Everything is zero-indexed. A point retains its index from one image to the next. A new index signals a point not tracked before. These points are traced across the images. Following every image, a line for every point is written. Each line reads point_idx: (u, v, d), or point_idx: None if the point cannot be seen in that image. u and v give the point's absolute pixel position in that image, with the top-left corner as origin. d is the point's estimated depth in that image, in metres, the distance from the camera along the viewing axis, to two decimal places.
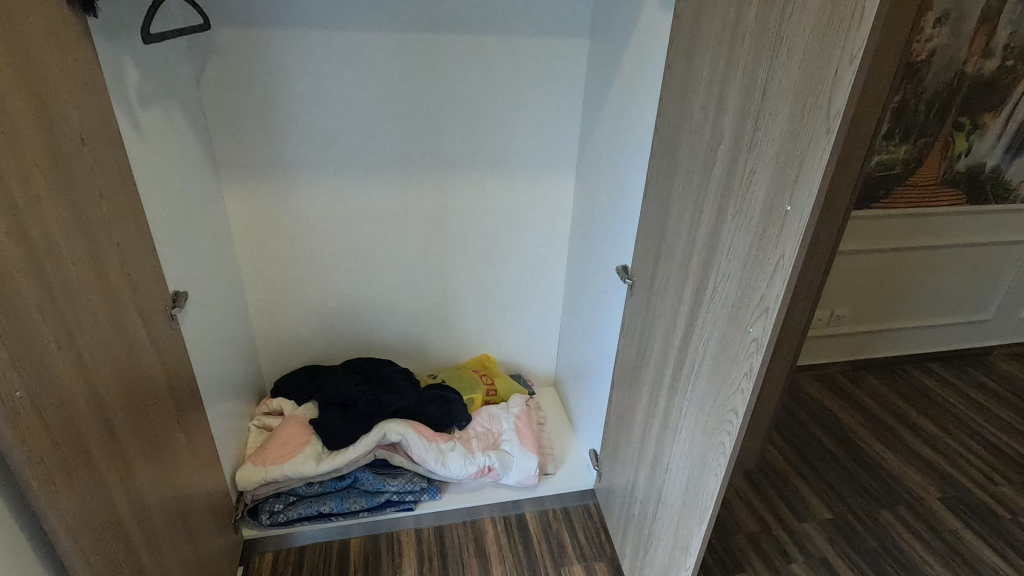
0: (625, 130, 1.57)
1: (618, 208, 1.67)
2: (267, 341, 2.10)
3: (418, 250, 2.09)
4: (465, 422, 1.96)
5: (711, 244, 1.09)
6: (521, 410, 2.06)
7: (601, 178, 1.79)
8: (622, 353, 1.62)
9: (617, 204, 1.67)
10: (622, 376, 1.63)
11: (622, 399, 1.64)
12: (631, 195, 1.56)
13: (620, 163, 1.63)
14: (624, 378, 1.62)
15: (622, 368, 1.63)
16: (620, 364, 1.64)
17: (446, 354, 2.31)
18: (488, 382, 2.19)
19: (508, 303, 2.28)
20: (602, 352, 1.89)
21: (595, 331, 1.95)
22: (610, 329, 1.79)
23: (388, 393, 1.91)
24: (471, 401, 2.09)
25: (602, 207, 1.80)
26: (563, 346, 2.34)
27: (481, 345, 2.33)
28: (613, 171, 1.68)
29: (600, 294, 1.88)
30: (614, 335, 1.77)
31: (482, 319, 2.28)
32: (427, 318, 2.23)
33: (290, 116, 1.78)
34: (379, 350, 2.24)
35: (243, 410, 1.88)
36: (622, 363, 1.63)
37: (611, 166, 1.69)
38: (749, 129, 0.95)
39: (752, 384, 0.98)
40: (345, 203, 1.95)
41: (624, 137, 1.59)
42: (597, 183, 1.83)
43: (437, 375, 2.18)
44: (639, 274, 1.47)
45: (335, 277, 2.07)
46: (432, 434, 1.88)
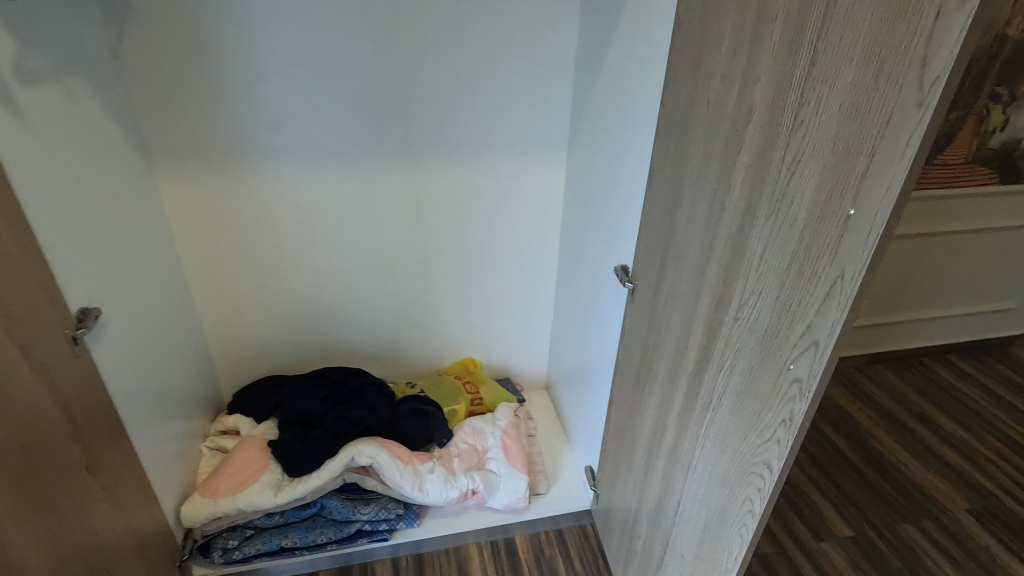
0: (624, 105, 1.33)
1: (615, 196, 1.44)
2: (224, 349, 1.88)
3: (391, 245, 1.86)
4: (446, 439, 1.75)
5: (736, 252, 0.86)
6: (509, 423, 1.84)
7: (596, 163, 1.56)
8: (622, 367, 1.40)
9: (615, 192, 1.44)
10: (622, 393, 1.42)
11: (622, 417, 1.43)
12: (633, 183, 1.32)
13: (618, 145, 1.39)
14: (623, 394, 1.41)
15: (621, 383, 1.42)
16: (619, 378, 1.43)
17: (427, 358, 2.09)
18: (473, 390, 1.98)
19: (494, 301, 2.06)
20: (600, 360, 1.67)
21: (592, 335, 1.73)
22: (609, 336, 1.57)
23: (359, 409, 1.70)
24: (453, 413, 1.87)
25: (598, 196, 1.57)
26: (556, 348, 2.12)
27: (464, 347, 2.11)
28: (610, 155, 1.45)
29: (597, 295, 1.66)
30: (613, 342, 1.55)
31: (466, 320, 2.07)
32: (404, 320, 2.01)
33: (233, 93, 1.53)
34: (351, 357, 2.02)
35: (193, 430, 1.67)
36: (621, 377, 1.41)
37: (608, 148, 1.45)
38: (790, 105, 0.72)
39: (792, 435, 0.76)
40: (304, 194, 1.71)
41: (622, 114, 1.35)
42: (592, 167, 1.59)
43: (415, 382, 1.96)
44: (642, 278, 1.24)
45: (298, 276, 1.84)
46: (408, 455, 1.66)
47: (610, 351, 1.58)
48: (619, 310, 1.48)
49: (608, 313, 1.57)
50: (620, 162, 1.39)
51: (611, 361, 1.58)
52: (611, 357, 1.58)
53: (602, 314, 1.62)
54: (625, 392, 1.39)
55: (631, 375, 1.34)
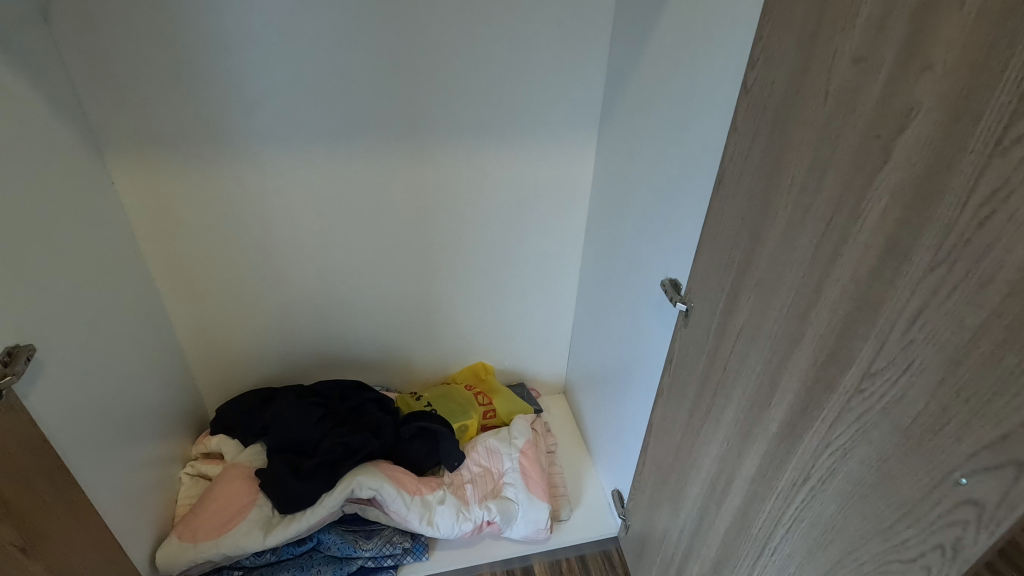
0: (682, 86, 1.08)
1: (666, 195, 1.20)
2: (203, 360, 1.66)
3: (393, 241, 1.63)
4: (457, 462, 1.55)
5: (867, 304, 0.64)
6: (527, 442, 1.64)
7: (639, 152, 1.31)
8: (668, 398, 1.20)
9: (665, 190, 1.20)
10: (666, 427, 1.22)
11: (665, 454, 1.23)
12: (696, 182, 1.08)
13: (671, 134, 1.14)
14: (668, 429, 1.21)
15: (667, 416, 1.21)
16: (663, 409, 1.23)
17: (434, 364, 1.88)
18: (484, 402, 1.78)
19: (510, 301, 1.84)
20: (637, 378, 1.47)
21: (628, 347, 1.52)
22: (651, 354, 1.36)
23: (357, 432, 1.50)
24: (464, 430, 1.68)
25: (641, 192, 1.33)
26: (579, 353, 1.92)
27: (475, 350, 1.90)
28: (660, 144, 1.20)
29: (636, 305, 1.44)
30: (656, 362, 1.34)
31: (479, 322, 1.85)
32: (409, 324, 1.79)
33: (198, 66, 1.26)
34: (350, 364, 1.80)
35: (170, 455, 1.47)
36: (666, 410, 1.21)
37: (658, 136, 1.21)
38: (998, 112, 0.48)
39: (952, 568, 0.57)
40: (292, 185, 1.47)
41: (679, 95, 1.10)
42: (634, 157, 1.34)
43: (420, 394, 1.76)
44: (702, 302, 1.02)
45: (287, 278, 1.61)
46: (414, 485, 1.48)
47: (652, 372, 1.37)
48: (669, 329, 1.26)
49: (650, 329, 1.35)
50: (674, 155, 1.14)
51: (653, 384, 1.37)
52: (653, 379, 1.37)
53: (642, 328, 1.41)
54: (670, 428, 1.19)
55: (680, 412, 1.14)
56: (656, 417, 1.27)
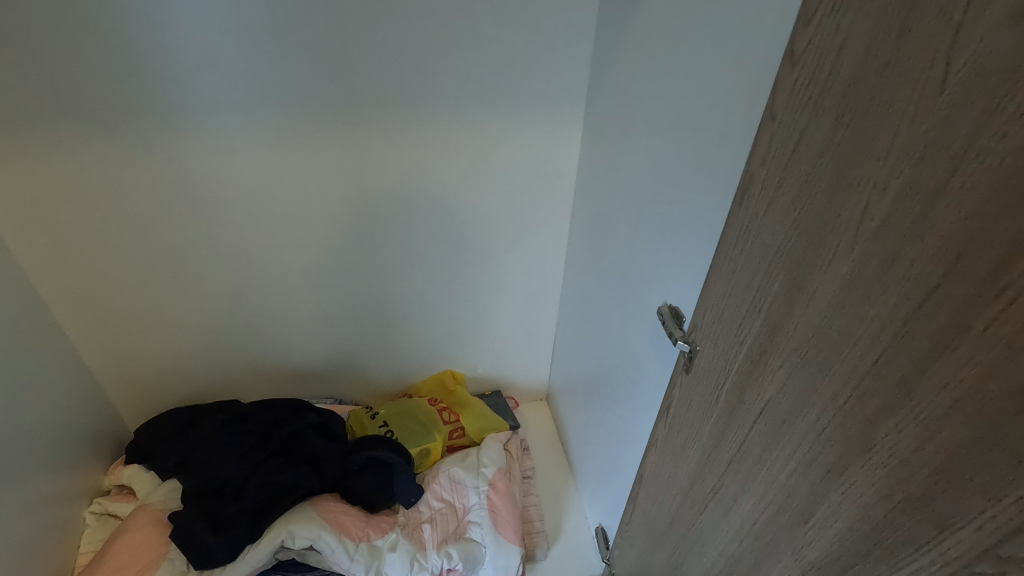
0: (707, 53, 0.80)
1: (678, 195, 0.91)
2: (118, 375, 1.42)
3: (338, 236, 1.36)
4: (414, 498, 1.33)
5: (1001, 445, 0.38)
6: (498, 471, 1.42)
7: (642, 135, 1.03)
8: (664, 453, 0.95)
9: (677, 189, 0.92)
10: (658, 486, 0.98)
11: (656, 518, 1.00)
12: (719, 184, 0.81)
13: (691, 116, 0.86)
14: (660, 489, 0.97)
15: (660, 474, 0.97)
16: (656, 463, 0.99)
17: (397, 372, 1.65)
18: (451, 419, 1.54)
19: (484, 303, 1.58)
20: (632, 408, 1.23)
21: (621, 369, 1.27)
22: (652, 388, 1.11)
23: (292, 466, 1.27)
24: (425, 455, 1.45)
25: (642, 185, 1.05)
26: (563, 360, 1.67)
27: (444, 358, 1.66)
28: (671, 128, 0.92)
29: (632, 324, 1.18)
30: (657, 398, 1.09)
31: (447, 326, 1.60)
32: (364, 329, 1.54)
33: (59, 13, 0.98)
34: (298, 374, 1.57)
35: (72, 492, 1.25)
36: (660, 466, 0.97)
37: (670, 116, 0.92)
38: None
39: None
40: (204, 168, 1.19)
41: (705, 64, 0.81)
42: (635, 140, 1.06)
43: (376, 410, 1.53)
44: (709, 351, 0.77)
45: (210, 278, 1.35)
46: (359, 529, 1.26)
47: (653, 408, 1.12)
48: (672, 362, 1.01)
49: (651, 358, 1.10)
50: (693, 144, 0.86)
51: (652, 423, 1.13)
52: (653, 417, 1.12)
53: (641, 353, 1.15)
54: (665, 492, 0.95)
55: (679, 478, 0.89)
56: (647, 469, 1.03)
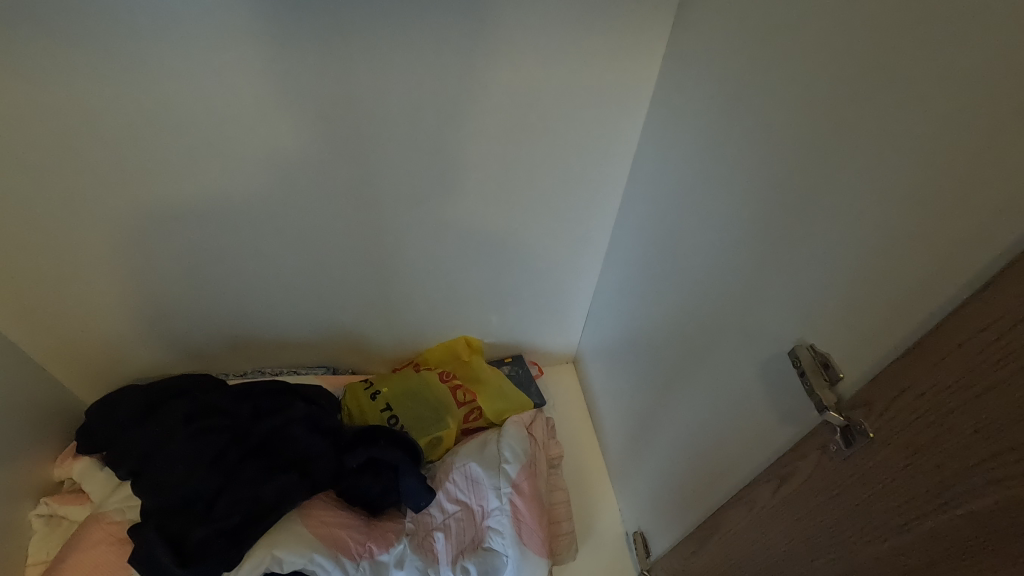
0: None
1: (844, 178, 0.58)
2: (62, 346, 1.16)
3: (323, 178, 1.03)
4: (424, 502, 1.12)
5: None
6: (522, 468, 1.20)
7: (788, 66, 0.67)
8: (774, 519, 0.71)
9: (847, 167, 0.58)
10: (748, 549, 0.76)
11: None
12: (945, 182, 0.47)
13: (916, 48, 0.50)
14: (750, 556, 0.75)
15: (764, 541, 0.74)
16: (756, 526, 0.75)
17: (400, 336, 1.38)
18: (466, 399, 1.31)
19: (502, 259, 1.28)
20: (686, 422, 0.97)
21: (677, 369, 0.99)
22: (724, 418, 0.84)
23: (276, 474, 1.04)
24: (437, 443, 1.24)
25: (771, 143, 0.71)
26: (598, 327, 1.40)
27: (458, 324, 1.40)
28: (850, 71, 0.57)
29: (704, 324, 0.88)
30: (729, 433, 0.83)
31: (460, 286, 1.31)
32: (359, 290, 1.25)
33: None
34: (280, 338, 1.30)
35: (11, 492, 1.03)
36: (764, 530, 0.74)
37: (862, 40, 0.56)
38: None
39: None
40: (128, 79, 0.85)
41: None
42: (770, 71, 0.70)
43: (377, 386, 1.29)
44: (893, 455, 0.50)
45: (158, 224, 1.04)
46: (359, 541, 1.06)
47: (721, 441, 0.86)
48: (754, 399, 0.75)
49: (729, 382, 0.81)
50: (905, 98, 0.51)
51: (719, 461, 0.87)
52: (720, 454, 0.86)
53: (712, 366, 0.87)
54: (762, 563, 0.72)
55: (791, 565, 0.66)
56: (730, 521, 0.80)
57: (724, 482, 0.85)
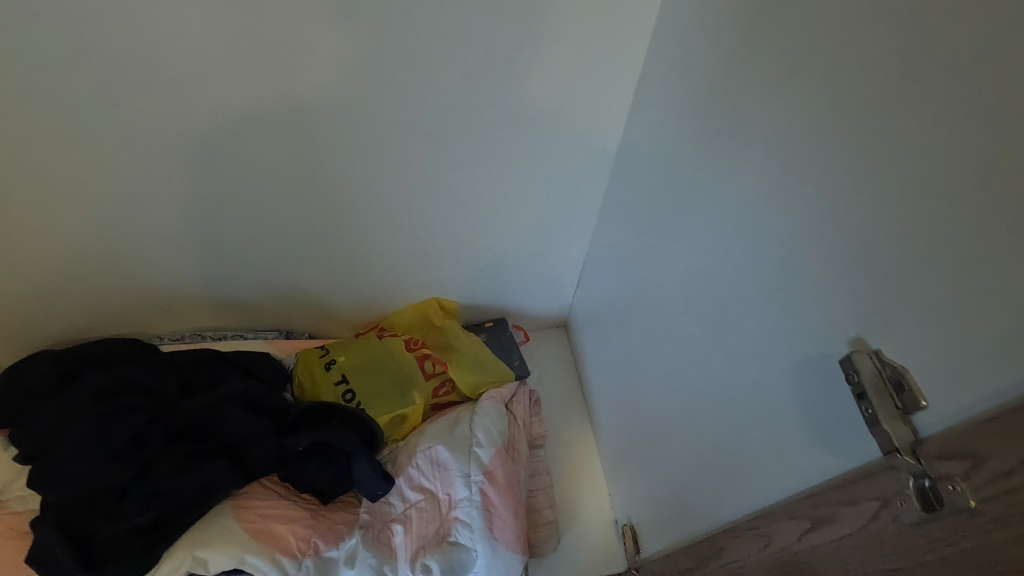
0: None
1: (967, 89, 0.36)
2: None
3: (251, 101, 0.83)
4: (381, 490, 0.97)
5: None
6: (496, 452, 1.05)
7: None
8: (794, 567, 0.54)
9: (972, 73, 0.36)
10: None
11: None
12: None
13: None
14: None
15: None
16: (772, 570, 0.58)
17: (362, 297, 1.20)
18: (437, 371, 1.15)
19: (480, 208, 1.07)
20: (689, 417, 0.79)
21: (680, 352, 0.81)
22: (738, 423, 0.66)
23: (205, 460, 0.89)
24: (401, 421, 1.08)
25: (835, 47, 0.48)
26: (592, 289, 1.21)
27: (431, 286, 1.21)
28: None
29: (720, 301, 0.68)
30: (745, 443, 0.65)
31: (431, 239, 1.11)
32: (309, 242, 1.06)
33: None
34: (222, 299, 1.12)
35: None
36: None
37: None
38: None
39: None
40: None
41: None
42: None
43: (333, 355, 1.12)
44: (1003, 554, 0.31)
45: (46, 164, 0.83)
46: (303, 537, 0.92)
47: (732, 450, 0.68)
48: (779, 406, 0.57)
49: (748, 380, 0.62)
50: None
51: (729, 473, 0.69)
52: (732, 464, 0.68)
53: (727, 355, 0.67)
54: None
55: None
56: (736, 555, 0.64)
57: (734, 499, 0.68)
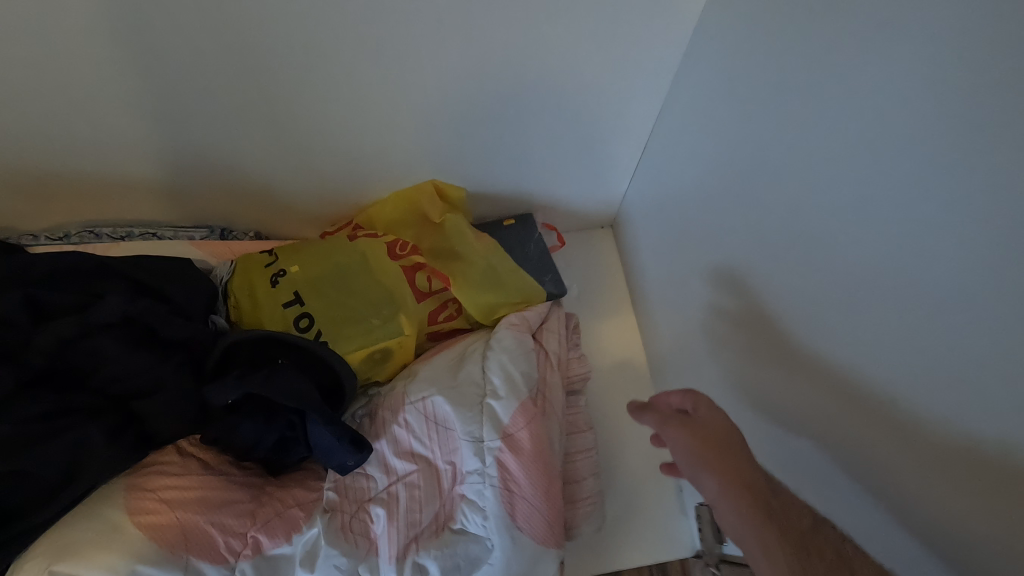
0: None
1: None
2: None
3: None
4: (349, 461, 0.66)
5: None
6: (521, 407, 0.72)
7: None
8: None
9: None
10: (773, 483, 0.50)
11: (683, 451, 0.54)
12: None
13: None
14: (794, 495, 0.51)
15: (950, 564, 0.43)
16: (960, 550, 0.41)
17: (324, 183, 0.82)
18: (435, 288, 0.80)
19: (499, 33, 0.66)
20: (757, 252, 0.61)
21: (826, 235, 0.51)
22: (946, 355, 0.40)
23: (74, 423, 0.58)
24: (384, 357, 0.76)
25: None
26: (661, 175, 0.82)
27: (426, 166, 0.82)
28: None
29: (995, 154, 0.36)
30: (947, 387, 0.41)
31: (421, 93, 0.72)
32: (230, 92, 0.67)
33: None
34: (116, 182, 0.75)
35: None
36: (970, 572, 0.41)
37: None
38: None
39: None
40: None
41: None
42: None
43: (281, 266, 0.76)
44: None
45: None
46: (236, 532, 0.62)
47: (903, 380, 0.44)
48: None
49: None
50: None
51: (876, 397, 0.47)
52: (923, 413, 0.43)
53: (964, 251, 0.38)
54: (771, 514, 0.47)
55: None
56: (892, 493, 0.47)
57: (880, 439, 0.47)
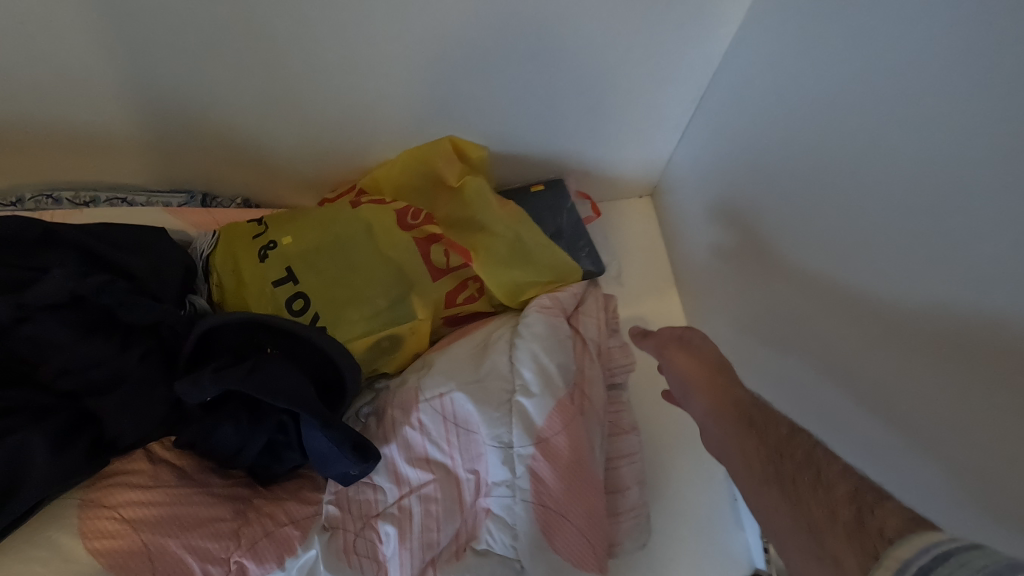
0: None
1: None
2: None
3: None
4: (353, 471, 0.55)
5: None
6: (558, 406, 0.60)
7: None
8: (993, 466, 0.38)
9: None
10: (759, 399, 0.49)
11: (678, 371, 0.55)
12: None
13: None
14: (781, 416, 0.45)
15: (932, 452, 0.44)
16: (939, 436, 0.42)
17: (323, 141, 0.69)
18: (453, 265, 0.67)
19: None
20: (779, 193, 0.58)
21: (875, 172, 0.46)
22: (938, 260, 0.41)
23: (13, 428, 0.47)
24: (393, 344, 0.64)
25: None
26: (723, 128, 0.69)
27: (443, 120, 0.69)
28: None
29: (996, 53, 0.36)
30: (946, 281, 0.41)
31: (440, 23, 0.58)
32: (202, 23, 0.54)
33: None
34: (74, 140, 0.63)
35: None
36: (944, 457, 0.42)
37: None
38: None
39: None
40: None
41: None
42: None
43: (271, 237, 0.64)
44: None
45: None
46: (216, 557, 0.51)
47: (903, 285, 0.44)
48: None
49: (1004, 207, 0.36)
50: None
51: (872, 308, 0.48)
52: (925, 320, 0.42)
53: (961, 151, 0.39)
54: (753, 424, 0.45)
55: (796, 487, 0.38)
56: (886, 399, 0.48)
57: (875, 354, 0.48)
